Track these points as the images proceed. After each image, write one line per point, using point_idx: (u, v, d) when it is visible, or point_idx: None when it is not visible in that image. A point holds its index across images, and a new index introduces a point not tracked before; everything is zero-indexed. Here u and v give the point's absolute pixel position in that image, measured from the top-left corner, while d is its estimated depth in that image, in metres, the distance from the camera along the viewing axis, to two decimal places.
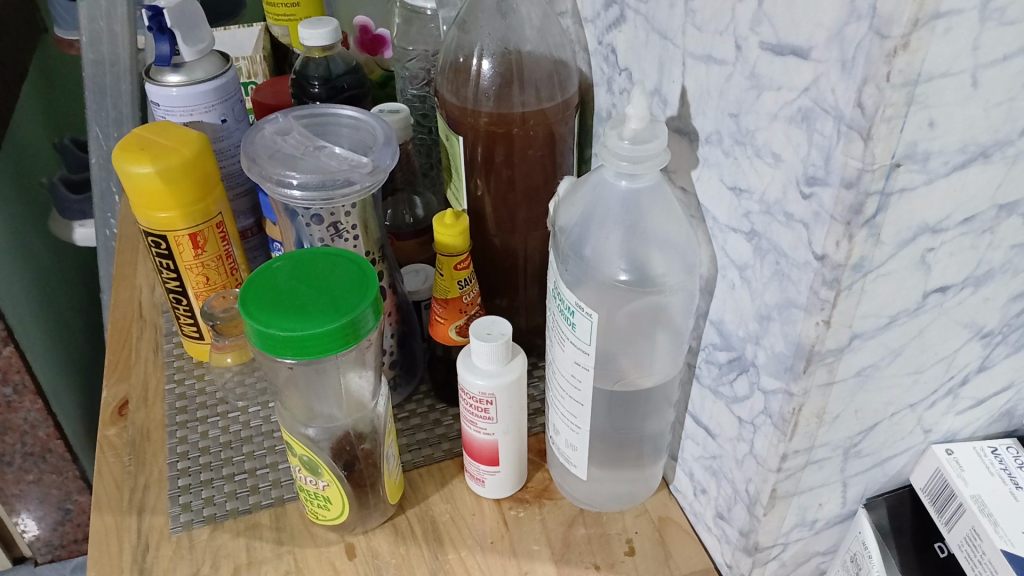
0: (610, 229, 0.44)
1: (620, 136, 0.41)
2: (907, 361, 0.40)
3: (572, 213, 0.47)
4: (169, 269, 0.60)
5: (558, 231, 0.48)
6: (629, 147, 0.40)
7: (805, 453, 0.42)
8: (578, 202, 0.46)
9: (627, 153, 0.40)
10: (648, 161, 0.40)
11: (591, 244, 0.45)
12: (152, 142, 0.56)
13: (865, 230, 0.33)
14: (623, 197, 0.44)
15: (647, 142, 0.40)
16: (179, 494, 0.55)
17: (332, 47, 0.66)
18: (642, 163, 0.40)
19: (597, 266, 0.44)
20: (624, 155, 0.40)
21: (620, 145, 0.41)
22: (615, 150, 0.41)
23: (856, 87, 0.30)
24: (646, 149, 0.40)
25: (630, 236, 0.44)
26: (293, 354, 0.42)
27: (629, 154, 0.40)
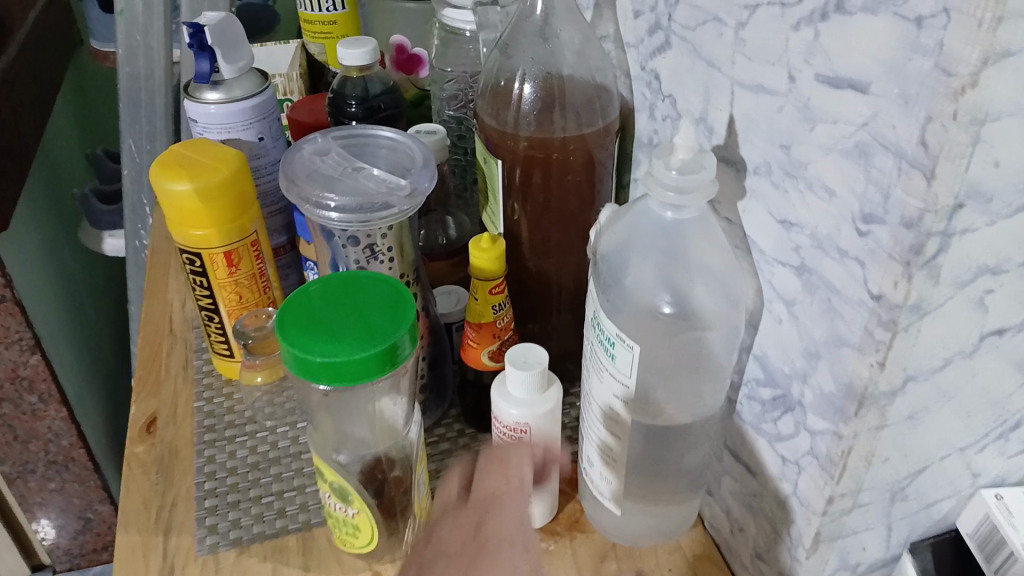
0: (655, 256, 0.44)
1: (667, 165, 0.40)
2: (960, 403, 0.39)
3: (618, 242, 0.46)
4: (202, 286, 0.60)
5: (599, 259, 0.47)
6: (676, 177, 0.39)
7: (851, 496, 0.41)
8: (624, 229, 0.46)
9: (674, 183, 0.39)
10: (694, 193, 0.39)
11: (635, 273, 0.44)
12: (189, 160, 0.56)
13: (925, 271, 0.32)
14: (667, 227, 0.43)
15: (694, 173, 0.39)
16: (206, 516, 0.55)
17: (369, 67, 0.66)
18: (689, 194, 0.39)
19: (639, 295, 0.44)
20: (670, 185, 0.39)
21: (666, 176, 0.40)
22: (660, 180, 0.40)
23: (919, 124, 0.30)
24: (693, 180, 0.39)
25: (674, 266, 0.43)
26: (329, 380, 0.41)
27: (675, 185, 0.39)
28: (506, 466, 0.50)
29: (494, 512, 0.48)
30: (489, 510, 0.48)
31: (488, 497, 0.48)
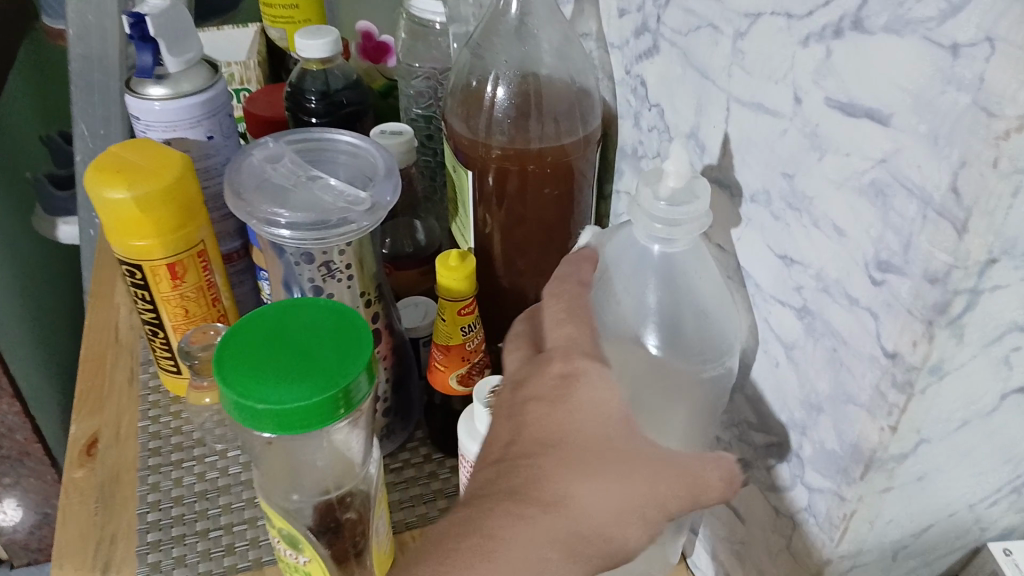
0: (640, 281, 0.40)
1: (655, 194, 0.36)
2: (974, 461, 0.35)
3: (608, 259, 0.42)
4: (145, 300, 0.55)
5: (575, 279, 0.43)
6: (665, 208, 0.35)
7: (850, 557, 0.37)
8: (613, 246, 0.42)
9: (662, 215, 0.35)
10: (685, 226, 0.35)
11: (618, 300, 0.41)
12: (127, 163, 0.51)
13: (948, 330, 0.28)
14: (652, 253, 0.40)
15: (684, 205, 0.35)
16: (149, 551, 0.51)
17: (331, 59, 0.61)
18: (678, 226, 0.35)
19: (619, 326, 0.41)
20: (658, 216, 0.36)
21: (653, 206, 0.36)
22: (647, 211, 0.36)
23: (950, 169, 0.25)
24: (682, 213, 0.35)
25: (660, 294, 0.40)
26: (276, 428, 0.37)
27: (664, 216, 0.35)
28: (564, 378, 0.37)
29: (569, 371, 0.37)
30: (567, 370, 0.37)
31: (563, 372, 0.37)
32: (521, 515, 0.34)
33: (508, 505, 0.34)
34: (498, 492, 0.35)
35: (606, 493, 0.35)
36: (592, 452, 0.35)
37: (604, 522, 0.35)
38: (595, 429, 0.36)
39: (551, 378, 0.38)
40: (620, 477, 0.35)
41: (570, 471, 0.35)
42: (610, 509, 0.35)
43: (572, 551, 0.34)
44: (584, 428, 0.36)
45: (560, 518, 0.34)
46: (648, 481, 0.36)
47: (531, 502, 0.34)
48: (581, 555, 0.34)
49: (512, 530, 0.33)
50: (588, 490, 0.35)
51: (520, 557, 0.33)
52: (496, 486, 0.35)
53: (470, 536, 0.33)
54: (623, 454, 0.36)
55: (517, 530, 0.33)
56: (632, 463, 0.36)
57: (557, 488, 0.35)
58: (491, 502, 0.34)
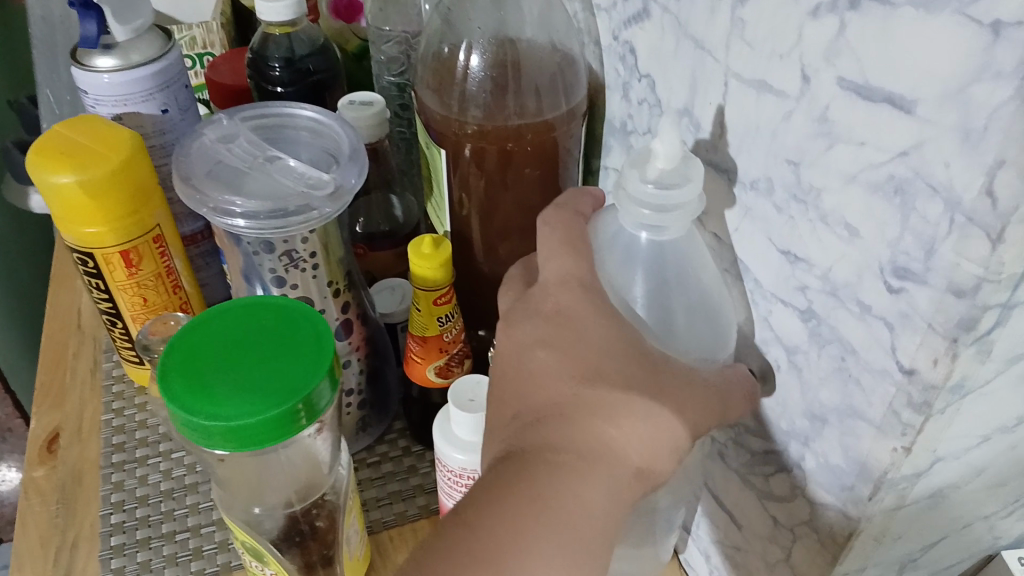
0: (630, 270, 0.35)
1: (642, 177, 0.32)
2: (993, 475, 0.32)
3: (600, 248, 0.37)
4: (100, 289, 0.51)
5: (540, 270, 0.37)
6: (655, 192, 0.32)
7: (854, 574, 0.34)
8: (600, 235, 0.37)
9: (652, 200, 0.32)
10: (676, 212, 0.32)
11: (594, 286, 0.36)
12: (71, 143, 0.47)
13: (974, 347, 0.25)
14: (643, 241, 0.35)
15: (677, 187, 0.31)
16: (111, 557, 0.48)
17: (296, 22, 0.56)
18: (670, 212, 0.32)
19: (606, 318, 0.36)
20: (648, 202, 0.32)
21: (642, 190, 0.32)
22: (634, 194, 0.32)
23: (984, 169, 0.22)
24: (676, 195, 0.31)
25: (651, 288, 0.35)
26: (231, 445, 0.34)
27: (654, 202, 0.32)
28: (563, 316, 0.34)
29: (563, 314, 0.34)
30: (559, 314, 0.34)
31: (557, 314, 0.34)
32: (551, 467, 0.31)
33: (536, 459, 0.31)
34: (522, 451, 0.32)
35: (639, 423, 0.31)
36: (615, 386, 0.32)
37: (648, 453, 0.31)
38: (611, 361, 0.32)
39: (545, 321, 0.35)
40: (651, 404, 0.32)
41: (594, 412, 0.32)
42: (653, 435, 0.31)
43: (619, 490, 0.31)
44: (600, 361, 0.32)
45: (595, 460, 0.31)
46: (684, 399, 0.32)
47: (561, 451, 0.31)
48: (629, 493, 0.31)
49: (549, 484, 0.30)
50: (616, 426, 0.31)
51: (562, 505, 0.30)
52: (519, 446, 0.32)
53: (500, 496, 0.30)
54: (647, 382, 0.32)
55: (554, 482, 0.30)
56: (659, 384, 0.32)
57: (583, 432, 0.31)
58: (518, 460, 0.31)
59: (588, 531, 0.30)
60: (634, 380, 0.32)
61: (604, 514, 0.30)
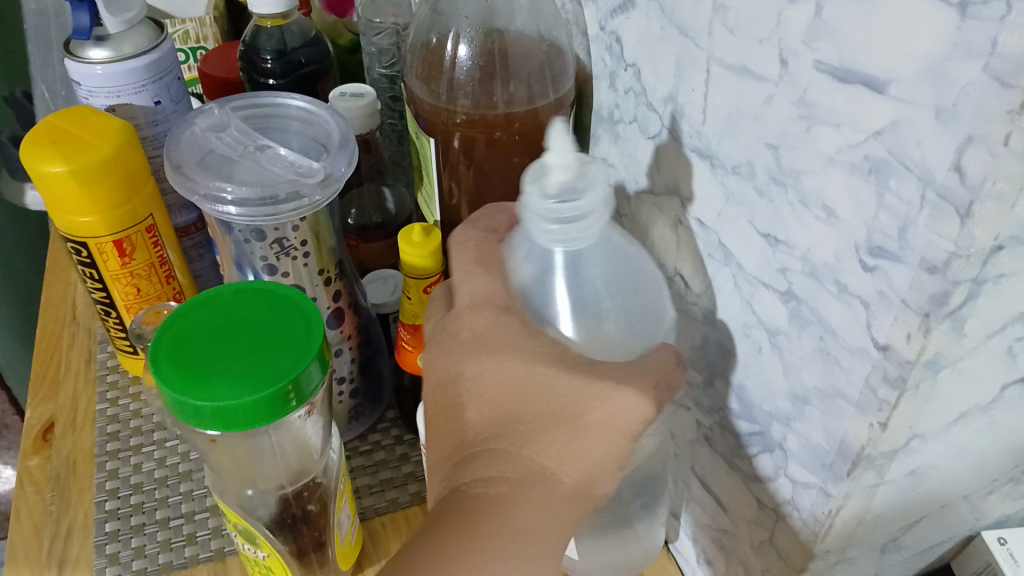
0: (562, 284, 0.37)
1: (542, 191, 0.34)
2: (972, 456, 0.32)
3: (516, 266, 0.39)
4: (94, 279, 0.51)
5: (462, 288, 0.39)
6: (555, 207, 0.34)
7: (836, 553, 0.35)
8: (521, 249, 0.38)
9: (555, 214, 0.34)
10: (580, 220, 0.34)
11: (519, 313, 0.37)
12: (63, 134, 0.47)
13: (947, 323, 0.25)
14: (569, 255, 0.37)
15: (580, 194, 0.33)
16: (106, 543, 0.48)
17: (288, 14, 0.56)
18: (575, 223, 0.34)
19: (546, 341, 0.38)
20: (552, 216, 0.34)
21: (543, 205, 0.34)
22: (540, 213, 0.34)
23: (955, 145, 0.22)
24: (583, 200, 0.33)
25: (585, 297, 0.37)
26: (221, 427, 0.34)
27: (556, 215, 0.34)
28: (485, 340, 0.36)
29: (487, 339, 0.36)
30: (482, 339, 0.36)
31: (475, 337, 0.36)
32: (487, 498, 0.33)
33: (472, 491, 0.33)
34: (457, 486, 0.34)
35: (566, 448, 0.34)
36: (539, 415, 0.34)
37: (580, 472, 0.34)
38: (534, 389, 0.35)
39: (467, 346, 0.37)
40: (576, 427, 0.34)
41: (522, 439, 0.34)
42: (581, 456, 0.34)
43: (554, 507, 0.33)
44: (525, 390, 0.35)
45: (529, 485, 0.33)
46: (610, 417, 0.34)
47: (493, 485, 0.33)
48: (565, 512, 0.34)
49: (486, 515, 0.32)
50: (545, 450, 0.34)
51: (500, 534, 0.32)
52: (455, 477, 0.34)
53: (437, 537, 0.32)
54: (572, 405, 0.34)
55: (490, 512, 0.32)
56: (584, 406, 0.34)
57: (514, 460, 0.34)
58: (455, 496, 0.33)
59: (528, 549, 0.33)
60: (558, 407, 0.34)
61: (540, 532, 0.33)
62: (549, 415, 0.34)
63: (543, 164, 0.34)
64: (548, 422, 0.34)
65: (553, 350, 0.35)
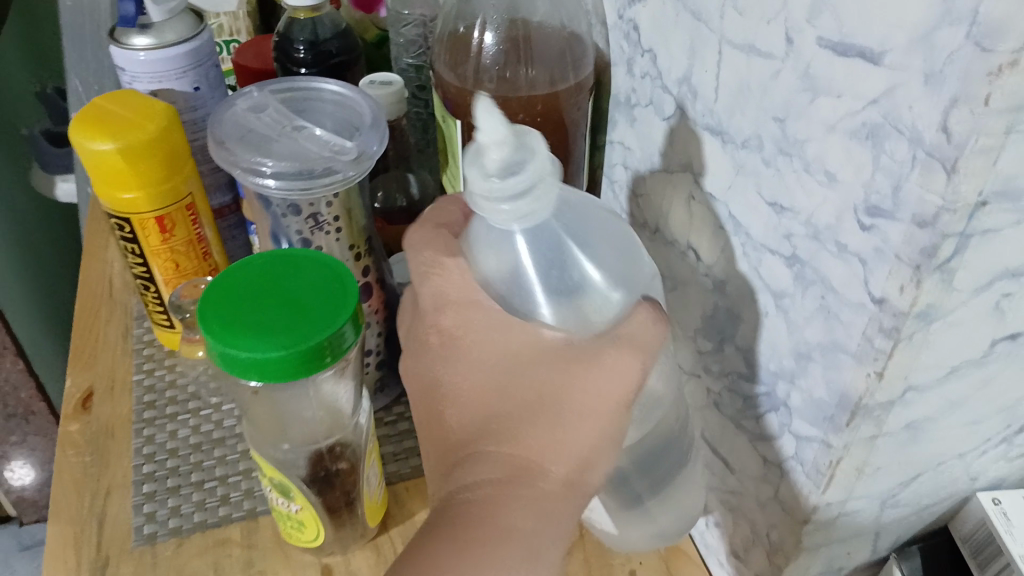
0: (551, 258, 0.36)
1: (484, 172, 0.32)
2: (965, 412, 0.34)
3: (493, 270, 0.37)
4: (135, 254, 0.54)
5: (432, 284, 0.39)
6: (506, 184, 0.32)
7: (837, 505, 0.37)
8: (486, 247, 0.37)
9: (507, 191, 0.32)
10: (534, 189, 0.32)
11: (495, 304, 0.37)
12: (111, 115, 0.50)
13: (937, 275, 0.27)
14: (543, 233, 0.36)
15: (524, 166, 0.32)
16: (143, 503, 0.51)
17: (320, 7, 0.59)
18: (528, 194, 0.32)
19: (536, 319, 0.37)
20: (506, 194, 0.32)
21: (492, 185, 0.32)
22: (493, 197, 0.32)
23: (941, 107, 0.24)
24: (530, 170, 0.32)
25: (575, 263, 0.37)
26: (259, 376, 0.37)
27: (510, 191, 0.32)
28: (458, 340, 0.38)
29: (460, 343, 0.38)
30: (455, 345, 0.38)
31: (448, 335, 0.38)
32: (478, 500, 0.34)
33: (465, 495, 0.34)
34: (452, 491, 0.35)
35: (548, 438, 0.35)
36: (517, 410, 0.36)
37: (568, 458, 0.35)
38: (509, 386, 0.36)
39: (443, 347, 0.39)
40: (556, 414, 0.35)
41: (505, 435, 0.35)
42: (566, 442, 0.35)
43: (546, 495, 0.34)
44: (501, 388, 0.36)
45: (519, 480, 0.34)
46: (589, 399, 0.35)
47: (484, 485, 0.34)
48: (559, 503, 0.34)
49: (481, 517, 0.33)
50: (529, 443, 0.35)
51: (498, 533, 0.33)
52: (448, 485, 0.36)
53: (435, 542, 0.33)
54: (549, 393, 0.35)
55: (484, 513, 0.33)
56: (559, 392, 0.35)
57: (501, 459, 0.35)
58: (450, 501, 0.35)
59: (527, 542, 0.33)
60: (535, 398, 0.35)
61: (538, 524, 0.34)
62: (527, 408, 0.35)
63: (477, 146, 0.32)
64: (526, 414, 0.35)
65: (527, 341, 0.36)
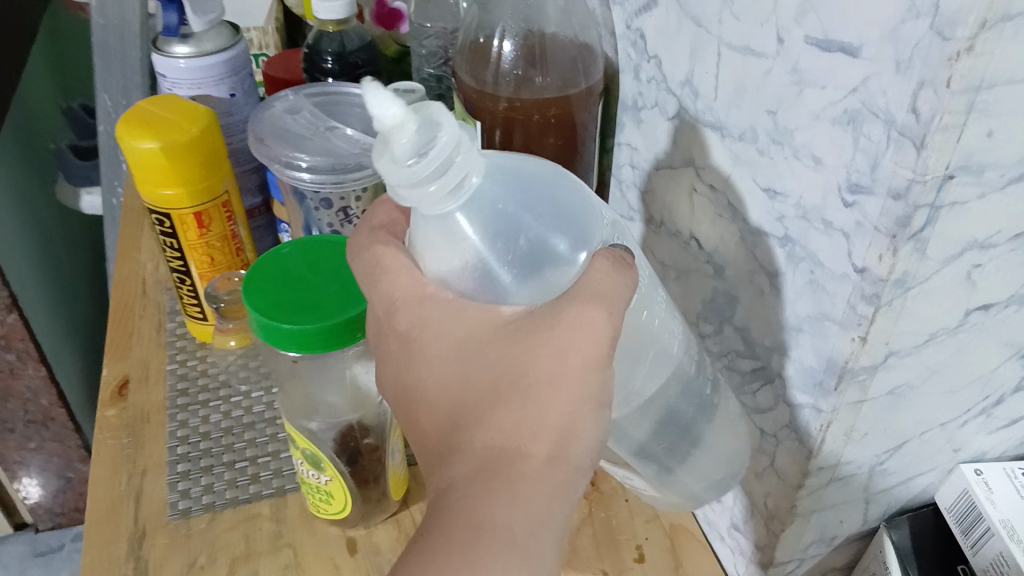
0: (500, 230, 0.35)
1: (395, 157, 0.31)
2: (944, 380, 0.38)
3: (444, 266, 0.36)
4: (173, 249, 0.58)
5: (379, 288, 0.38)
6: (423, 167, 0.31)
7: (828, 470, 0.40)
8: (434, 244, 0.36)
9: (427, 174, 0.31)
10: (452, 164, 0.31)
11: (449, 297, 0.36)
12: (156, 116, 0.54)
13: (911, 244, 0.31)
14: (486, 212, 0.35)
15: (435, 142, 0.31)
16: (178, 480, 0.54)
17: (347, 21, 0.63)
18: (446, 168, 0.31)
19: (493, 299, 0.36)
20: (427, 177, 0.31)
21: (409, 171, 0.31)
22: (415, 181, 0.31)
23: (911, 91, 0.28)
24: (443, 142, 0.31)
25: (525, 228, 0.35)
26: (298, 348, 0.40)
27: (430, 174, 0.31)
28: (416, 338, 0.36)
29: (416, 341, 0.36)
30: (412, 343, 0.36)
31: (407, 333, 0.36)
32: (459, 495, 0.30)
33: (448, 494, 0.30)
34: (435, 495, 0.31)
35: (519, 413, 0.32)
36: (483, 393, 0.33)
37: (545, 431, 0.32)
38: (472, 373, 0.34)
39: (404, 348, 0.37)
40: (522, 389, 0.33)
41: (475, 422, 0.33)
42: (540, 415, 0.32)
43: (529, 474, 0.31)
44: (463, 377, 0.34)
45: (502, 465, 0.31)
46: (555, 365, 0.33)
47: (466, 479, 0.31)
48: (546, 481, 0.31)
49: (463, 511, 0.29)
50: (499, 425, 0.32)
51: (485, 525, 0.29)
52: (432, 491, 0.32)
53: (419, 548, 0.29)
54: (511, 368, 0.33)
55: (469, 508, 0.29)
56: (522, 363, 0.33)
57: (476, 448, 0.32)
58: (433, 505, 0.31)
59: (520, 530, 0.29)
60: (500, 376, 0.33)
61: (530, 508, 0.30)
62: (492, 389, 0.33)
63: (381, 136, 0.31)
64: (493, 395, 0.33)
65: (484, 321, 0.35)
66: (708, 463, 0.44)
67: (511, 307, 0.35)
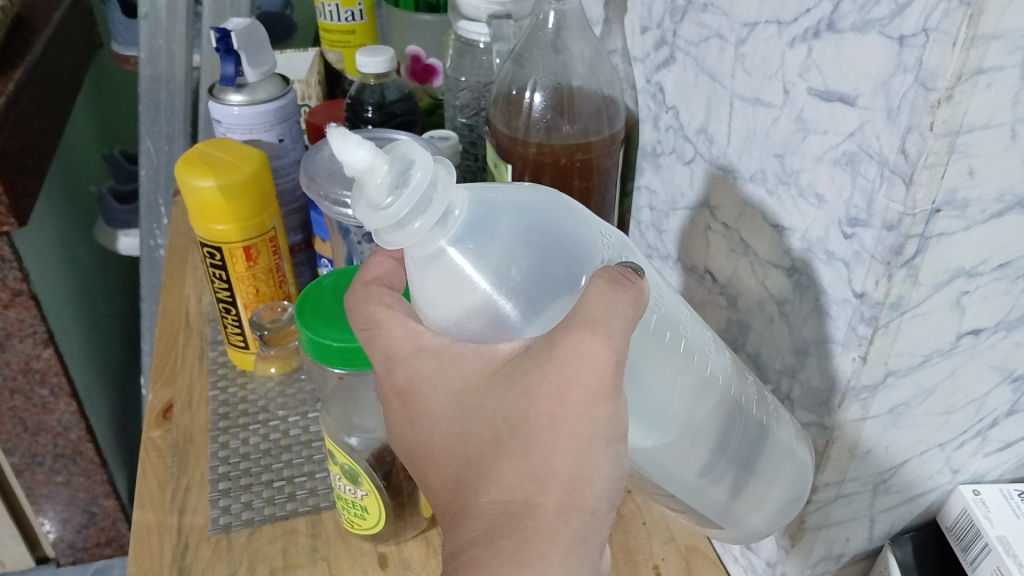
0: (499, 263, 0.35)
1: (376, 199, 0.32)
2: (939, 402, 0.42)
3: (447, 313, 0.36)
4: (222, 279, 0.63)
5: (380, 344, 0.39)
6: (405, 205, 0.32)
7: (835, 486, 0.43)
8: (434, 295, 0.36)
9: (410, 211, 0.32)
10: (434, 196, 0.33)
11: (445, 342, 0.36)
12: (214, 158, 0.59)
13: (904, 271, 0.34)
14: (478, 250, 0.35)
15: (411, 178, 0.32)
16: (219, 497, 0.57)
17: (387, 75, 0.68)
18: (428, 200, 0.33)
19: (495, 338, 0.36)
20: (410, 214, 0.32)
21: (392, 210, 0.32)
22: (401, 220, 0.32)
23: (900, 135, 0.32)
24: (416, 177, 0.32)
25: (518, 258, 0.35)
26: (343, 364, 0.47)
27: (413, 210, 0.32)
28: (420, 386, 0.36)
29: (416, 395, 0.37)
30: (412, 398, 0.37)
31: (409, 381, 0.37)
32: (473, 559, 0.30)
33: (461, 556, 0.31)
34: (451, 554, 0.32)
35: (522, 464, 0.32)
36: (484, 447, 0.33)
37: (552, 480, 0.32)
38: (472, 424, 0.34)
39: (409, 397, 0.37)
40: (524, 436, 0.33)
41: (479, 478, 0.33)
42: (545, 463, 0.32)
43: (543, 529, 0.31)
44: (463, 429, 0.35)
45: (511, 523, 0.31)
46: (555, 407, 0.32)
47: (479, 543, 0.31)
48: (559, 535, 0.31)
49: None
50: (505, 479, 0.32)
51: None
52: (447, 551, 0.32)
53: None
54: (510, 416, 0.33)
55: (479, 572, 0.30)
56: (520, 408, 0.33)
57: (485, 507, 0.32)
58: (449, 567, 0.31)
59: None
60: (500, 425, 0.33)
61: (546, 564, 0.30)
62: (493, 441, 0.33)
63: (359, 183, 0.33)
64: (494, 447, 0.33)
65: (480, 366, 0.35)
66: (768, 500, 0.42)
67: (509, 344, 0.35)
